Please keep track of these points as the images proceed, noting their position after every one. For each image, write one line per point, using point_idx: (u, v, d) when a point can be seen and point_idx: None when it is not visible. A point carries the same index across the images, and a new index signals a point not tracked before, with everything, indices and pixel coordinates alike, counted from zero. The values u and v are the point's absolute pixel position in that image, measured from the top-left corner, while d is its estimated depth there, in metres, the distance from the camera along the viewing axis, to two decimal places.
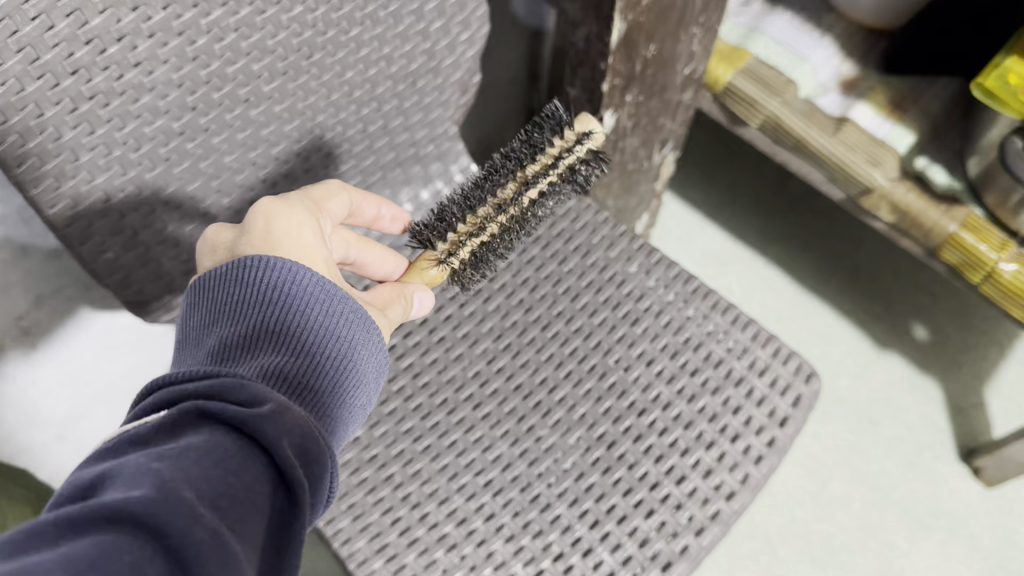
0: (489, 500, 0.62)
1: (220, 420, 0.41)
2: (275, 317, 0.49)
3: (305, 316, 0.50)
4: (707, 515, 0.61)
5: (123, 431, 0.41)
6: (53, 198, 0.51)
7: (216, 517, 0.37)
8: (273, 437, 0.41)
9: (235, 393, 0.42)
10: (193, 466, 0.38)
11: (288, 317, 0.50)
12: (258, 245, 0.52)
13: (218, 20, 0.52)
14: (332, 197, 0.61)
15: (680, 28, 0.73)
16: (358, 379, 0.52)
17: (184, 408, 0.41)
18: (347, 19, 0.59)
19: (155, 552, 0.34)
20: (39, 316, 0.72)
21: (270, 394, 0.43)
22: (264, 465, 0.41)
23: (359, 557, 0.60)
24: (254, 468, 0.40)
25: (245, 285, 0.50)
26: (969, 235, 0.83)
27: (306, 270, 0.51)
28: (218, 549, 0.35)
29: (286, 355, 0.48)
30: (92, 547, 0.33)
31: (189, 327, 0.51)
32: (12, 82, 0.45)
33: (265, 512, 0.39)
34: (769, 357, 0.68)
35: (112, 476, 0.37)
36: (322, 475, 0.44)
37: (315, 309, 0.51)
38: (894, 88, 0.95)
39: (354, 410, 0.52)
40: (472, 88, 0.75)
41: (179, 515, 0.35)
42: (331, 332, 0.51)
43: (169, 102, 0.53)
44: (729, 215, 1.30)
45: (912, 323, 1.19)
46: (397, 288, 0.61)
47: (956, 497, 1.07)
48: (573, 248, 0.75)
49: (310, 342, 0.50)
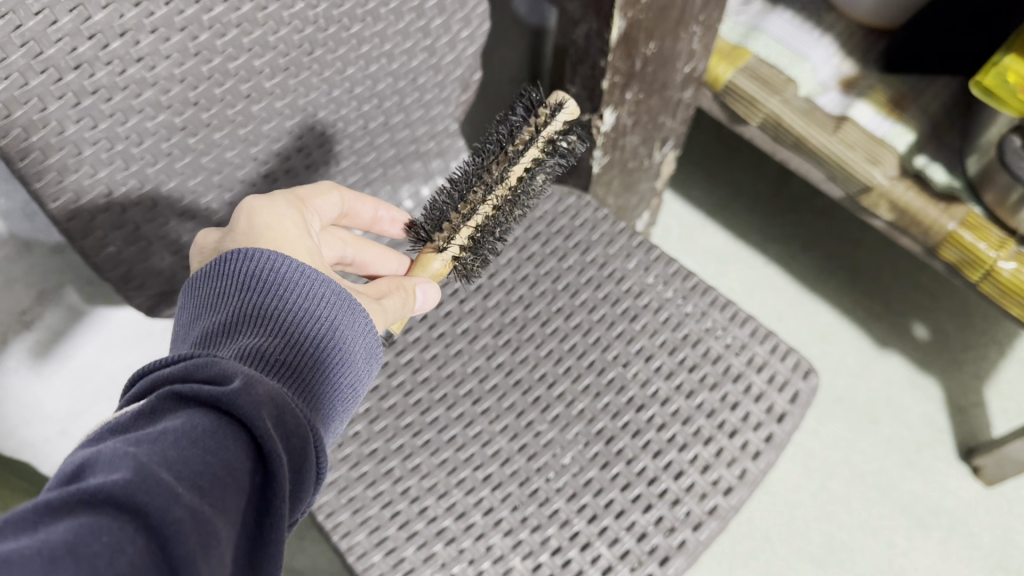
0: (488, 494, 0.63)
1: (198, 403, 0.41)
2: (255, 304, 0.50)
3: (286, 301, 0.51)
4: (705, 510, 0.62)
5: (108, 422, 0.42)
6: (56, 192, 0.51)
7: (195, 495, 0.37)
8: (250, 413, 0.41)
9: (207, 374, 0.43)
10: (170, 448, 0.38)
11: (268, 302, 0.50)
12: (242, 241, 0.54)
13: (219, 16, 0.53)
14: (320, 196, 0.61)
15: (679, 26, 0.73)
16: (344, 362, 0.52)
17: (161, 394, 0.42)
18: (348, 16, 0.60)
19: (135, 530, 0.34)
20: (42, 312, 0.72)
21: (246, 374, 0.43)
22: (243, 443, 0.41)
23: (358, 550, 0.60)
24: (231, 447, 0.40)
25: (225, 276, 0.51)
26: (968, 233, 0.83)
27: (283, 258, 0.52)
28: (196, 524, 0.36)
29: (267, 340, 0.49)
30: (71, 529, 0.33)
31: (178, 326, 0.52)
32: (15, 76, 0.45)
33: (245, 489, 0.40)
34: (768, 353, 0.69)
35: (92, 462, 0.37)
36: (299, 449, 0.44)
37: (294, 294, 0.51)
38: (893, 87, 0.95)
39: (342, 392, 0.52)
40: (472, 86, 0.75)
41: (158, 494, 0.35)
42: (311, 315, 0.51)
43: (171, 97, 0.54)
44: (730, 214, 1.31)
45: (911, 322, 1.20)
46: (397, 282, 0.62)
47: (955, 496, 1.07)
48: (573, 244, 0.75)
49: (290, 326, 0.50)
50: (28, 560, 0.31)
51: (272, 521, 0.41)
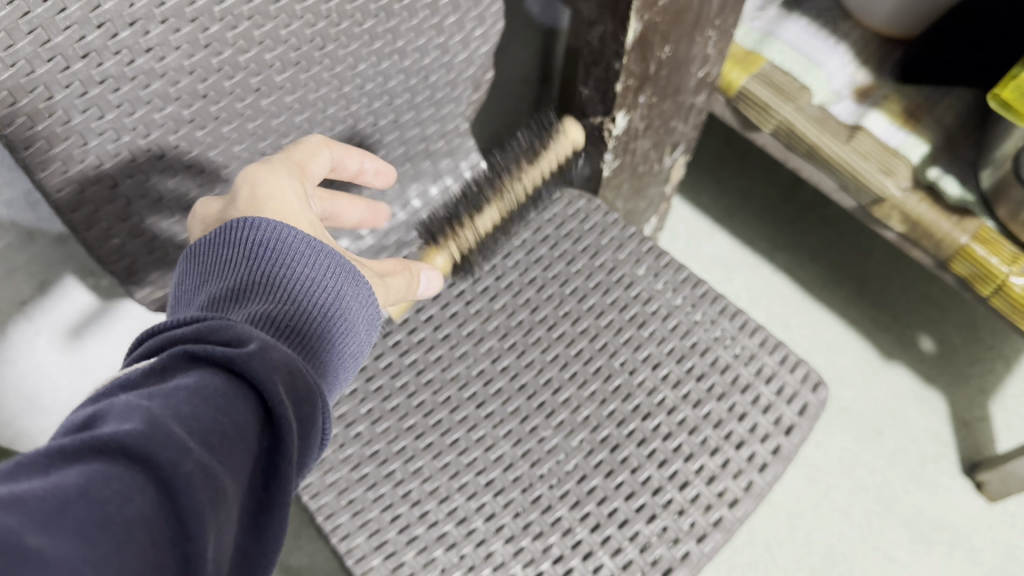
0: (490, 500, 0.62)
1: (208, 361, 0.41)
2: (264, 270, 0.49)
3: (292, 269, 0.50)
4: (710, 522, 0.61)
5: (112, 378, 0.40)
6: (60, 182, 0.51)
7: (207, 452, 0.36)
8: (261, 375, 0.41)
9: (219, 335, 0.42)
10: (182, 403, 0.37)
11: (275, 269, 0.50)
12: (246, 211, 0.53)
13: (231, 8, 0.52)
14: (314, 157, 0.59)
15: (695, 30, 0.72)
16: (348, 332, 0.52)
17: (172, 353, 0.41)
18: (360, 11, 0.59)
19: (148, 482, 0.33)
20: (43, 303, 0.71)
21: (260, 339, 0.43)
22: (254, 405, 0.40)
23: (357, 554, 0.59)
24: (241, 407, 0.39)
25: (234, 242, 0.50)
26: (980, 247, 0.83)
27: (290, 228, 0.51)
28: (208, 480, 0.34)
29: (275, 305, 0.48)
30: (82, 475, 0.31)
31: (179, 288, 0.50)
32: (22, 64, 0.44)
33: (253, 451, 0.39)
34: (777, 364, 0.68)
35: (103, 413, 0.36)
36: (308, 416, 0.44)
37: (300, 263, 0.51)
38: (907, 96, 0.95)
39: (341, 363, 0.52)
40: (484, 85, 0.74)
41: (170, 446, 0.34)
42: (318, 285, 0.51)
43: (180, 89, 0.53)
44: (738, 220, 1.30)
45: (918, 334, 1.19)
46: (404, 264, 0.66)
47: (959, 511, 1.07)
48: (582, 248, 0.75)
49: (298, 292, 0.50)
50: (38, 501, 0.29)
51: (280, 485, 0.40)
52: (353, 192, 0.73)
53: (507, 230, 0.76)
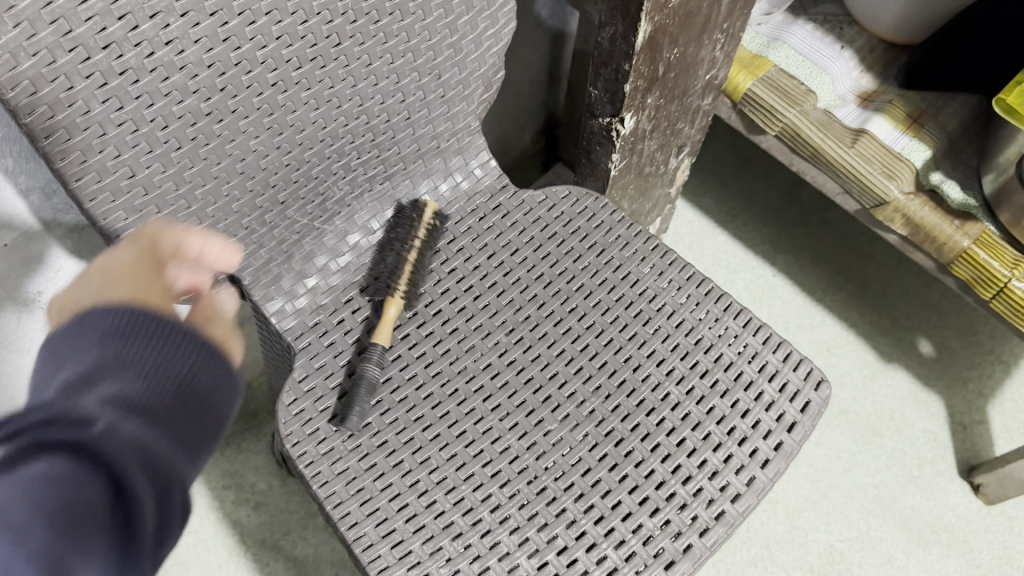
0: (496, 491, 0.63)
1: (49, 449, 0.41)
2: (119, 349, 0.49)
3: (150, 346, 0.50)
4: (712, 516, 0.62)
5: None
6: (79, 171, 0.52)
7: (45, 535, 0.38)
8: (105, 455, 0.42)
9: (62, 420, 0.42)
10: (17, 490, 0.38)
11: (134, 348, 0.49)
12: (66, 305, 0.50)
13: (250, 4, 0.53)
14: (117, 255, 0.53)
15: (703, 33, 0.75)
16: (213, 407, 0.52)
17: (22, 440, 0.40)
18: (376, 9, 0.60)
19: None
20: (57, 291, 0.73)
21: (107, 418, 0.44)
22: (100, 483, 0.41)
23: (365, 542, 0.60)
24: (89, 489, 0.40)
25: (87, 326, 0.49)
26: (982, 251, 0.85)
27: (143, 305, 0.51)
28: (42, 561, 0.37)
29: (129, 383, 0.48)
30: None
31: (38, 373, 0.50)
32: (44, 53, 0.46)
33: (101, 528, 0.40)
34: (781, 362, 0.69)
35: None
36: (163, 489, 0.45)
37: (159, 338, 0.51)
38: (911, 102, 0.96)
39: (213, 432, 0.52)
40: (494, 84, 0.75)
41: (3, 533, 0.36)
42: (179, 358, 0.51)
43: (198, 82, 0.54)
44: (741, 222, 1.31)
45: (918, 337, 1.21)
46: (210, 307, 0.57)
47: (956, 513, 1.08)
48: (589, 246, 0.76)
49: (153, 369, 0.49)
50: None
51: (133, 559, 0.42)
52: (364, 188, 0.74)
53: (515, 227, 0.77)
